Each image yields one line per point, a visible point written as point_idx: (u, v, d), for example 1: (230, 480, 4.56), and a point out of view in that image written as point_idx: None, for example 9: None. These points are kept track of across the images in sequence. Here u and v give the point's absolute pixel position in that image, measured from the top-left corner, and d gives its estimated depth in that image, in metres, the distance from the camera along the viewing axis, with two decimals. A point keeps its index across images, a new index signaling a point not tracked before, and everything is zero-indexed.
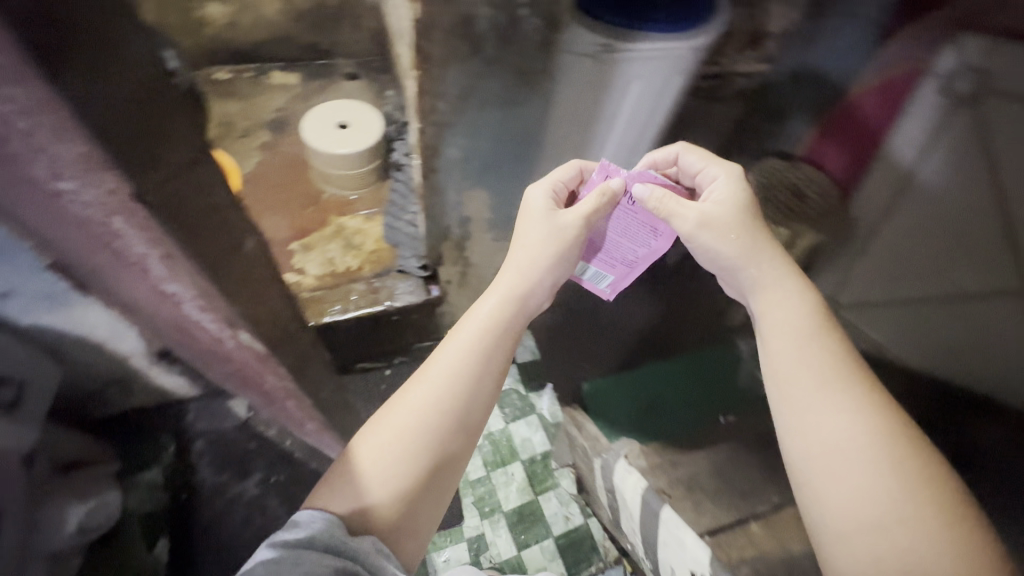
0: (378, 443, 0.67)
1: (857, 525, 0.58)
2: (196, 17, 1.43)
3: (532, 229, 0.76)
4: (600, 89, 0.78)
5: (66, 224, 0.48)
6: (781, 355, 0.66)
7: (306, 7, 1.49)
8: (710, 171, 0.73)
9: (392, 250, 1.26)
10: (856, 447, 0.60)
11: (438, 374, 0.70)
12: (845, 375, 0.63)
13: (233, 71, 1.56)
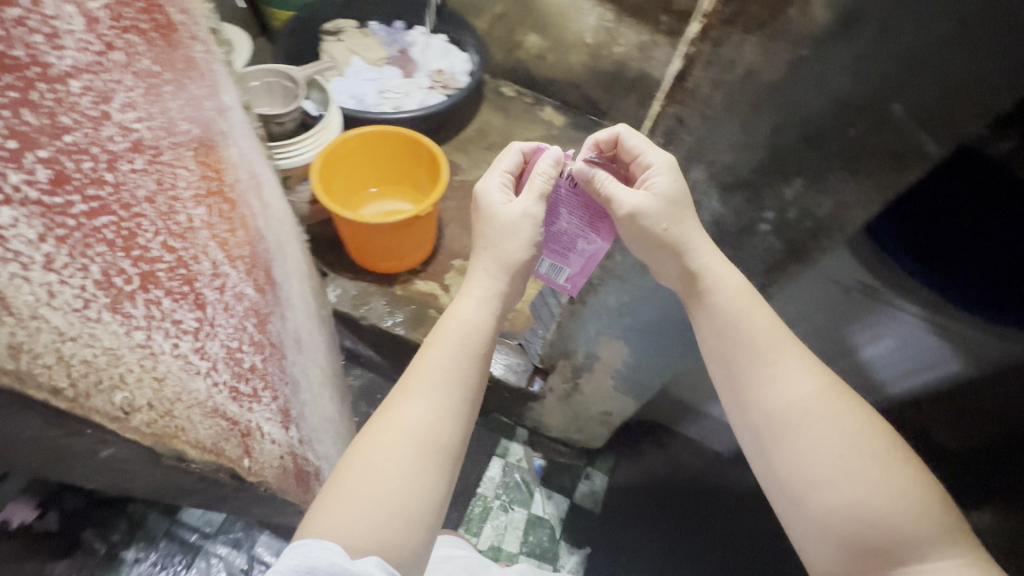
0: (355, 470, 0.53)
1: (806, 484, 0.51)
2: (517, 39, 1.56)
3: (509, 238, 0.59)
4: (852, 317, 0.67)
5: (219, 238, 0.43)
6: (719, 338, 0.55)
7: (608, 69, 1.52)
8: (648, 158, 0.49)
9: (529, 318, 1.24)
10: (802, 416, 0.51)
11: (439, 390, 0.57)
12: (777, 340, 0.53)
13: (518, 90, 1.67)
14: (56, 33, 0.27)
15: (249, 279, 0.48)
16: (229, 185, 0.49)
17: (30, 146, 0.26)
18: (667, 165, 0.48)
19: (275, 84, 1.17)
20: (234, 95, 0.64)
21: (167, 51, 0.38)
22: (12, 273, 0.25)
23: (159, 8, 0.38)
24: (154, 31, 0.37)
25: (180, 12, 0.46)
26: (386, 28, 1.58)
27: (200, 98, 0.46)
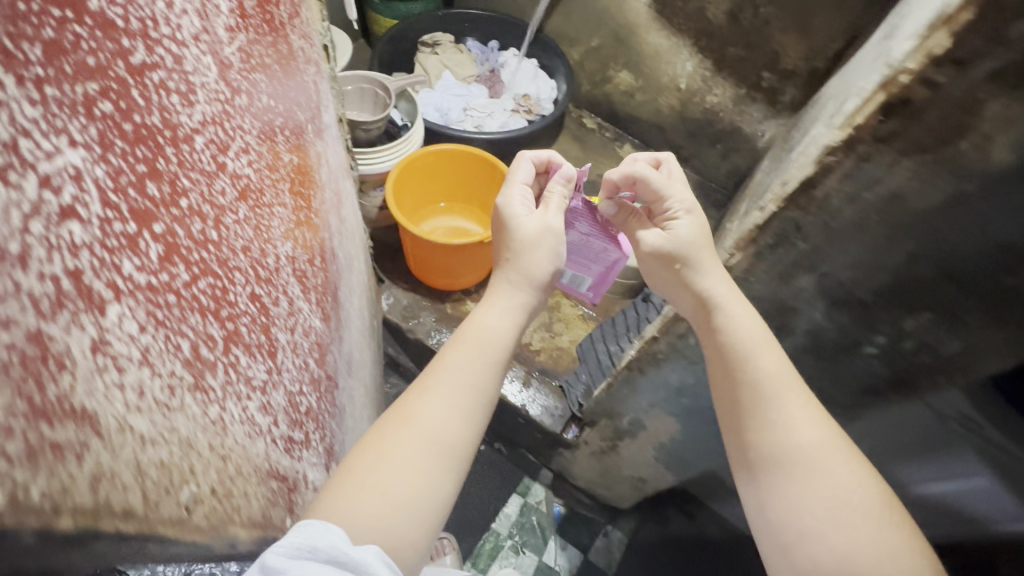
0: (362, 458, 0.51)
1: (797, 532, 0.48)
2: (607, 74, 1.54)
3: (535, 254, 0.62)
4: (946, 448, 0.60)
5: (298, 277, 0.43)
6: (723, 376, 0.55)
7: (697, 117, 1.47)
8: (670, 200, 0.59)
9: (574, 360, 1.22)
10: (801, 465, 0.50)
11: (455, 392, 0.56)
12: (779, 383, 0.52)
13: (599, 123, 1.65)
14: (193, 89, 0.29)
15: (318, 311, 0.48)
16: (319, 215, 0.50)
17: (147, 224, 0.26)
18: (688, 209, 0.59)
19: (368, 91, 1.20)
20: (332, 113, 0.65)
21: (281, 95, 0.41)
22: (109, 383, 0.23)
23: (280, 50, 0.41)
24: (270, 77, 0.39)
25: (303, 46, 0.48)
26: (481, 46, 1.59)
27: (304, 132, 0.47)
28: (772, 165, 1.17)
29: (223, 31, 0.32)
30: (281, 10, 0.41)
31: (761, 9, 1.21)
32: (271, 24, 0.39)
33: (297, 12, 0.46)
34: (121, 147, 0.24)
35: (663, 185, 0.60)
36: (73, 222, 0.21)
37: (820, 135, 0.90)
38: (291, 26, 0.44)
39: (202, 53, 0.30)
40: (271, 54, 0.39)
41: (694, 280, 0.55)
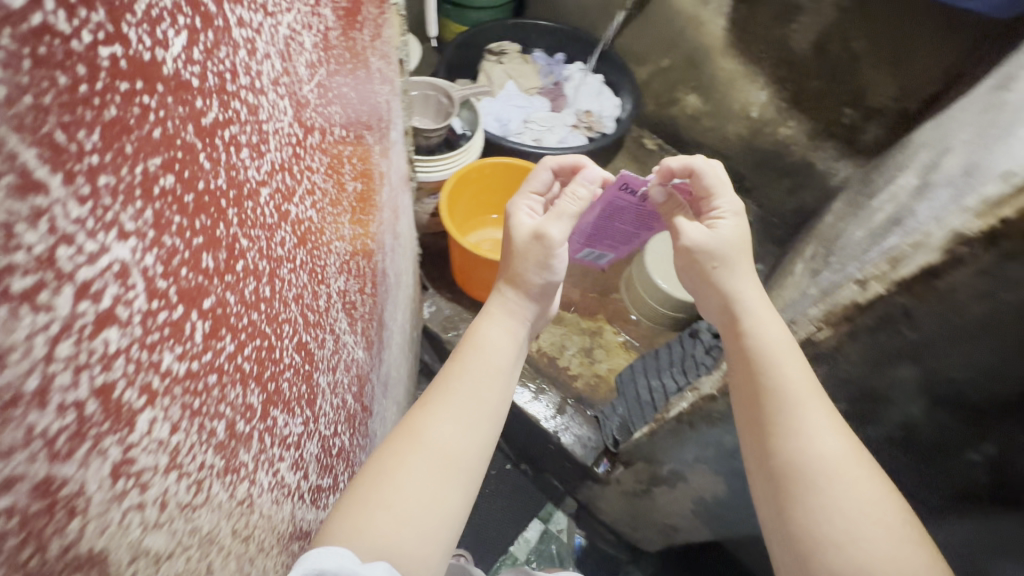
0: (379, 463, 0.54)
1: (809, 540, 0.48)
2: (674, 96, 1.49)
3: (524, 262, 0.68)
4: None
5: (350, 316, 0.42)
6: (745, 380, 0.56)
7: (766, 148, 1.40)
8: (717, 203, 0.63)
9: (612, 390, 1.18)
10: (824, 479, 0.49)
11: (467, 397, 0.60)
12: (800, 395, 0.53)
13: (660, 145, 1.60)
14: (267, 134, 0.27)
15: (360, 339, 0.46)
16: (371, 237, 0.47)
17: (194, 304, 0.23)
18: (733, 212, 0.62)
19: (432, 98, 1.20)
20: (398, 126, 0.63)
21: (349, 122, 0.38)
22: (126, 509, 0.21)
23: (352, 69, 0.38)
24: (340, 103, 0.36)
25: (376, 60, 0.45)
26: (547, 57, 1.57)
27: (366, 152, 0.44)
28: (845, 210, 1.09)
29: (303, 67, 0.30)
30: (358, 25, 0.38)
31: (852, 42, 1.13)
32: (350, 47, 0.37)
33: (375, 19, 0.44)
34: (186, 228, 0.22)
35: (716, 182, 0.64)
36: (110, 327, 0.19)
37: (909, 186, 0.83)
38: (366, 42, 0.41)
39: (279, 97, 0.28)
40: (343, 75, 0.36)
41: (728, 281, 0.60)
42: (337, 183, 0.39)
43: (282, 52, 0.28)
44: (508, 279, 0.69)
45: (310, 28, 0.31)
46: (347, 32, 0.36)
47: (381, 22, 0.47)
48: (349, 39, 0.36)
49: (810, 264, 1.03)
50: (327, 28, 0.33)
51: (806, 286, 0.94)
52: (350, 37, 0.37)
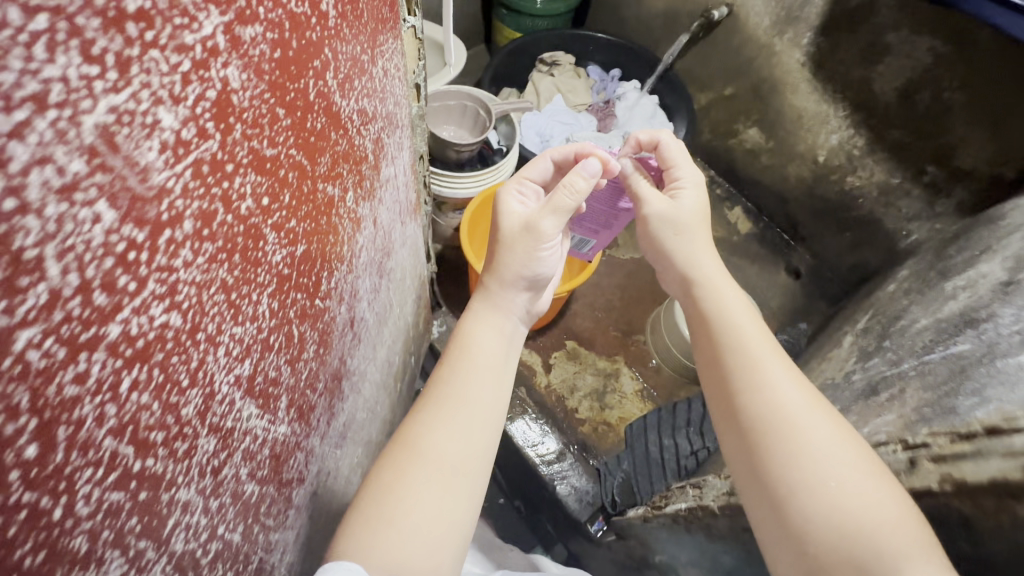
0: (377, 488, 0.54)
1: (783, 485, 0.51)
2: (733, 128, 1.38)
3: (511, 255, 0.67)
4: None
5: (247, 406, 0.32)
6: (712, 344, 0.60)
7: (829, 196, 1.27)
8: (678, 180, 0.71)
9: (619, 441, 1.10)
10: (794, 434, 0.52)
11: (460, 393, 0.60)
12: (760, 351, 0.58)
13: (712, 177, 1.50)
14: (32, 265, 0.16)
15: (286, 415, 0.39)
16: (320, 297, 0.41)
17: None
18: (692, 188, 0.70)
19: (469, 109, 1.14)
20: (402, 160, 0.58)
21: (286, 181, 0.32)
22: None
23: (297, 120, 0.31)
24: (272, 165, 0.29)
25: (348, 99, 0.38)
26: (601, 72, 1.48)
27: (322, 204, 0.38)
28: (911, 283, 0.97)
29: (156, 149, 0.20)
30: (315, 67, 0.32)
31: (946, 92, 0.99)
32: (296, 97, 0.31)
33: (352, 53, 0.37)
34: None
35: (676, 159, 0.72)
36: None
37: (992, 276, 0.71)
38: (329, 84, 0.35)
39: (83, 204, 0.17)
40: (278, 131, 0.29)
41: (688, 252, 0.68)
42: (246, 257, 0.28)
43: (92, 152, 0.17)
44: (499, 275, 0.67)
45: (198, 90, 0.22)
46: (290, 80, 0.29)
47: (367, 56, 0.41)
48: (294, 89, 0.30)
49: (861, 342, 0.91)
50: (243, 84, 0.25)
51: (854, 368, 0.84)
52: (295, 85, 0.30)
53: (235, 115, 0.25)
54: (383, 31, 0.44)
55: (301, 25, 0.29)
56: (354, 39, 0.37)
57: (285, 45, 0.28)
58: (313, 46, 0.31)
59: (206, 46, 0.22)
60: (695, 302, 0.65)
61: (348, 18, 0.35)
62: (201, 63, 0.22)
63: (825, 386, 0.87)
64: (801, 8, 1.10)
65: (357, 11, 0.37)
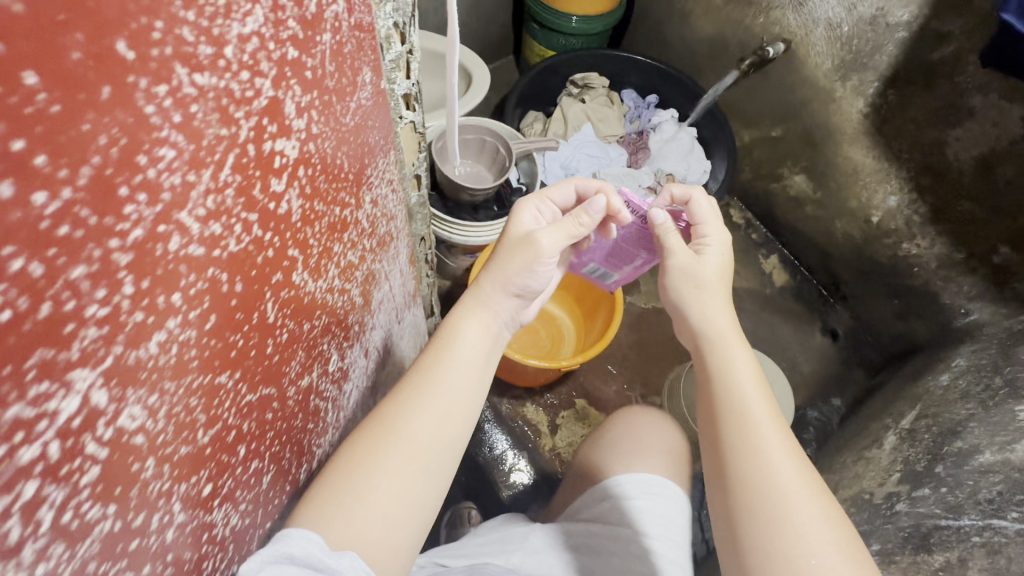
0: (334, 474, 0.45)
1: (774, 532, 0.46)
2: (778, 173, 1.26)
3: (504, 260, 0.55)
4: None
5: None
6: (717, 374, 0.54)
7: (877, 260, 1.15)
8: (707, 234, 0.60)
9: None
10: (778, 502, 0.47)
11: (436, 372, 0.50)
12: (756, 409, 0.52)
13: (748, 220, 1.39)
14: None
15: None
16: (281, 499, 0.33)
17: None
18: (721, 248, 0.59)
19: (489, 145, 1.04)
20: (399, 271, 0.49)
21: (240, 434, 0.25)
22: None
23: (252, 362, 0.25)
24: (214, 442, 0.24)
25: (329, 272, 0.30)
26: (636, 98, 1.36)
27: (295, 402, 0.30)
28: (970, 386, 0.85)
29: None
30: (273, 285, 0.24)
31: None
32: (245, 340, 0.24)
33: (335, 218, 0.29)
34: None
35: (706, 214, 0.60)
36: None
37: None
38: (297, 281, 0.26)
39: None
40: (218, 406, 0.23)
41: (704, 306, 0.57)
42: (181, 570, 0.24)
43: None
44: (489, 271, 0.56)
45: (62, 496, 0.17)
46: (232, 334, 0.23)
47: (353, 204, 0.31)
48: (239, 338, 0.23)
49: (906, 451, 0.81)
50: (150, 413, 0.19)
51: (898, 491, 0.73)
52: (242, 333, 0.23)
53: (139, 456, 0.19)
54: (375, 158, 0.34)
55: (243, 265, 0.22)
56: (333, 203, 0.28)
57: (219, 306, 0.21)
58: (267, 268, 0.24)
59: (65, 440, 0.16)
60: (701, 352, 0.56)
61: (323, 189, 0.27)
62: (54, 469, 0.16)
63: (859, 502, 0.78)
64: (871, 54, 0.98)
65: (337, 168, 0.28)
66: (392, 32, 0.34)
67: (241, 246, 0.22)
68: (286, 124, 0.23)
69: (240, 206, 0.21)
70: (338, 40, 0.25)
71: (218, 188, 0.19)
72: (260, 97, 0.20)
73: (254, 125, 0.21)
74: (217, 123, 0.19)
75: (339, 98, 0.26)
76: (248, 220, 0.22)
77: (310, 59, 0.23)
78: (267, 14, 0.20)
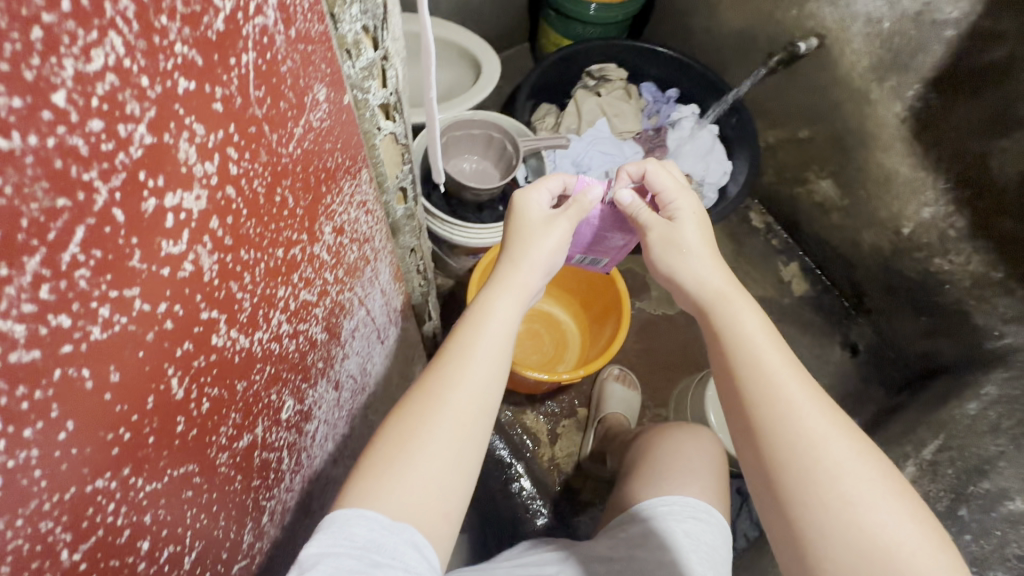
0: (374, 458, 0.42)
1: (813, 501, 0.40)
2: (803, 176, 1.19)
3: (529, 240, 0.53)
4: None
5: None
6: (728, 328, 0.47)
7: (905, 273, 1.08)
8: (674, 202, 0.54)
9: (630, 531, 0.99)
10: (822, 468, 0.40)
11: (474, 343, 0.46)
12: (771, 361, 0.44)
13: (769, 225, 1.32)
14: None
15: None
16: (219, 565, 0.30)
17: None
18: (692, 211, 0.54)
19: (496, 141, 0.99)
20: (380, 290, 0.46)
21: (138, 529, 0.22)
22: None
23: (148, 451, 0.21)
24: (90, 558, 0.20)
25: (272, 321, 0.27)
26: (656, 91, 1.29)
27: (234, 464, 0.28)
28: (1002, 419, 0.77)
29: None
30: (175, 359, 0.21)
31: None
32: (134, 430, 0.20)
33: (271, 266, 0.25)
34: None
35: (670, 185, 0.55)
36: None
37: None
38: (218, 344, 0.23)
39: None
40: (99, 515, 0.19)
41: (692, 270, 0.51)
42: None
43: None
44: (523, 249, 0.53)
45: None
46: (106, 432, 0.19)
47: (305, 239, 0.28)
48: (124, 432, 0.19)
49: (925, 486, 0.76)
50: None
51: None
52: (129, 424, 0.20)
53: None
54: (335, 182, 0.30)
55: (121, 352, 0.18)
56: (272, 246, 0.25)
57: (82, 409, 0.17)
58: (165, 343, 0.20)
59: None
60: (706, 317, 0.49)
61: (253, 235, 0.23)
62: None
63: None
64: (913, 53, 0.90)
65: (276, 205, 0.24)
66: (361, 37, 0.30)
67: (111, 333, 0.17)
68: (183, 172, 0.18)
69: (103, 287, 0.17)
70: (268, 59, 0.21)
71: (54, 275, 0.15)
72: (130, 147, 0.16)
73: (122, 182, 0.16)
74: (45, 194, 0.14)
75: (273, 126, 0.23)
76: (123, 299, 0.17)
77: (219, 87, 0.19)
78: (132, 39, 0.15)
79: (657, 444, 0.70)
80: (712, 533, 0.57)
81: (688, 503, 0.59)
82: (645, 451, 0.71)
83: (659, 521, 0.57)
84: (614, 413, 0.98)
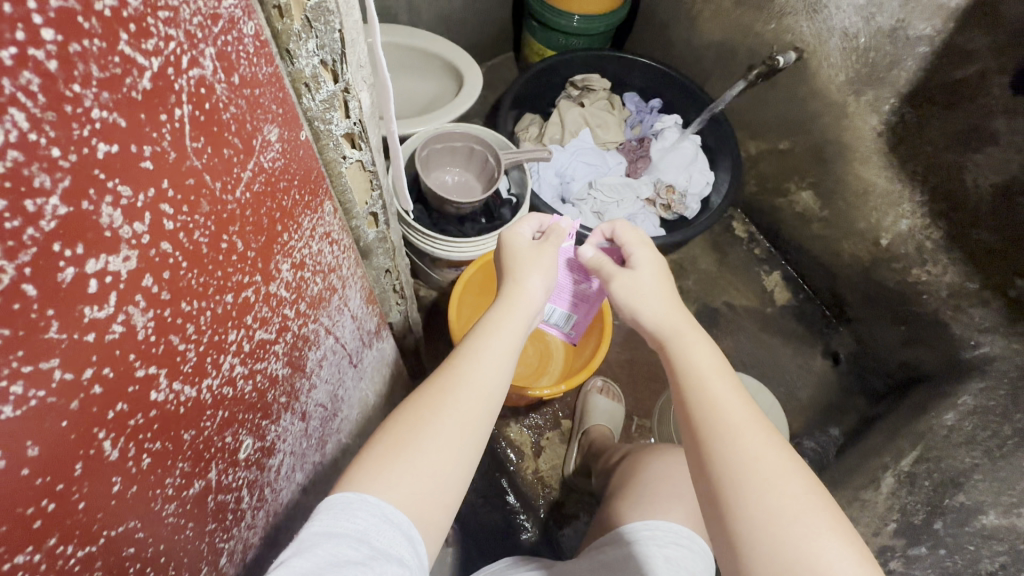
0: (382, 448, 0.41)
1: (747, 515, 0.39)
2: (784, 187, 1.20)
3: (529, 262, 0.55)
4: None
5: None
6: (679, 355, 0.48)
7: (884, 283, 1.09)
8: (635, 252, 0.56)
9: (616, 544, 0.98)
10: (750, 485, 0.40)
11: (467, 355, 0.47)
12: (716, 384, 0.45)
13: (752, 234, 1.34)
14: None
15: None
16: None
17: None
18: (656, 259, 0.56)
19: (477, 154, 0.98)
20: (351, 316, 0.45)
21: None
22: None
23: (78, 517, 0.20)
24: None
25: (223, 366, 0.27)
26: (639, 102, 1.29)
27: (180, 511, 0.27)
28: (978, 429, 0.77)
29: None
30: (107, 422, 0.20)
31: None
32: (59, 500, 0.19)
33: (216, 312, 0.25)
34: None
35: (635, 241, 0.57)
36: None
37: None
38: (157, 400, 0.23)
39: None
40: None
41: (652, 306, 0.52)
42: None
43: None
44: (523, 267, 0.55)
45: None
46: (24, 508, 0.18)
47: (258, 278, 0.28)
48: (46, 503, 0.19)
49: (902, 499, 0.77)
50: None
51: (890, 545, 0.72)
52: (54, 495, 0.19)
53: None
54: (295, 218, 0.30)
55: (40, 425, 0.18)
56: (219, 293, 0.25)
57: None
58: (94, 409, 0.20)
59: None
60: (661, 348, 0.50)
61: (195, 285, 0.23)
62: None
63: None
64: (889, 68, 0.91)
65: (222, 251, 0.24)
66: (319, 71, 0.29)
67: (26, 409, 0.17)
68: (107, 236, 0.18)
69: (14, 364, 0.16)
70: (206, 108, 0.21)
71: None
72: (40, 220, 0.15)
73: (32, 257, 0.15)
74: None
75: (215, 175, 0.22)
76: (38, 371, 0.17)
77: (146, 145, 0.18)
78: (37, 112, 0.14)
79: (644, 465, 0.71)
80: (693, 559, 0.57)
81: (670, 528, 0.59)
82: (635, 469, 0.72)
83: (639, 546, 0.57)
84: (599, 426, 0.98)
